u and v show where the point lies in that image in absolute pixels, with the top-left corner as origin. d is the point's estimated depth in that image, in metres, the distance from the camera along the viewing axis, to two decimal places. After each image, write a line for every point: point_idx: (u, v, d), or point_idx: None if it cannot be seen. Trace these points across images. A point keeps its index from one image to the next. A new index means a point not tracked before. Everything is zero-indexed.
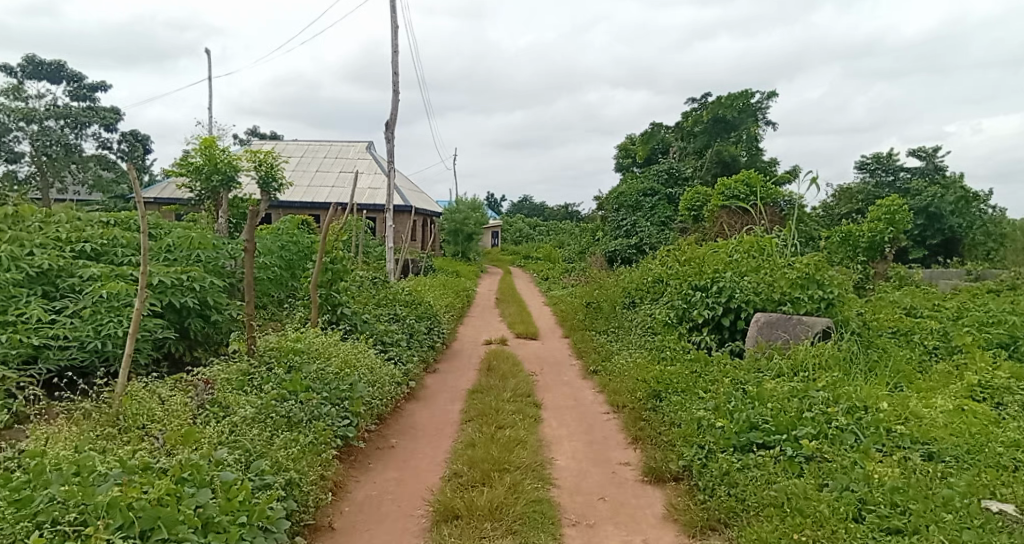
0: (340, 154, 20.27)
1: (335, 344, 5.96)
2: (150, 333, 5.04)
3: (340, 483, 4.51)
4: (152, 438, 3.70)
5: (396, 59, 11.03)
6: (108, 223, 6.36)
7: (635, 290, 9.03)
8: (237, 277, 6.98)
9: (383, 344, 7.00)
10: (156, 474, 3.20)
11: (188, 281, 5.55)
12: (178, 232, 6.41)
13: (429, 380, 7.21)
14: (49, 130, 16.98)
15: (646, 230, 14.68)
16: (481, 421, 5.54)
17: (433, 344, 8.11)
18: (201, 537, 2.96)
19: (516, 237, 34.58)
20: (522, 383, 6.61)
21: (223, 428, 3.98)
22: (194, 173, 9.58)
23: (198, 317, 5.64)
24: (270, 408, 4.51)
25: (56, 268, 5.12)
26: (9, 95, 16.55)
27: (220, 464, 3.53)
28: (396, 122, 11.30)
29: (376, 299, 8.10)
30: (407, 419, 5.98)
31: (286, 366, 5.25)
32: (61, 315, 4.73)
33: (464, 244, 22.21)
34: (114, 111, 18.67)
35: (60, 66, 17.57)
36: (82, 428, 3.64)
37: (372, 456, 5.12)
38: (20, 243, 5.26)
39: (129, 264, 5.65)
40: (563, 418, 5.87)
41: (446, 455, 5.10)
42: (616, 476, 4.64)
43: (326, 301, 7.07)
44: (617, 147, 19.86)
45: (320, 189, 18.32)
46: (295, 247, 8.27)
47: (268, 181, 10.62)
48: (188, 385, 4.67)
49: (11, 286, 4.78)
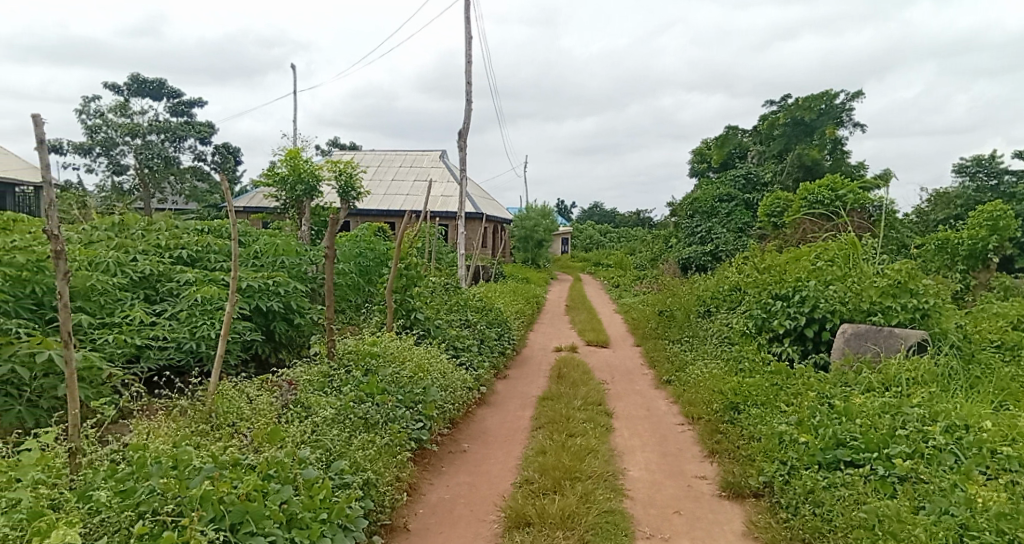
0: (414, 163, 20.78)
1: (409, 348, 6.11)
2: (240, 336, 5.32)
3: (414, 485, 4.61)
4: (241, 436, 3.89)
5: (470, 69, 11.22)
6: (202, 230, 6.75)
7: (710, 298, 8.80)
8: (318, 282, 7.29)
9: (455, 349, 7.12)
10: (245, 470, 3.37)
11: (274, 286, 5.86)
12: (264, 240, 6.75)
13: (499, 385, 7.26)
14: (151, 144, 18.19)
15: (722, 236, 14.24)
16: (552, 428, 5.53)
17: (504, 350, 8.17)
18: (286, 533, 3.14)
19: (586, 244, 34.39)
20: (593, 392, 6.55)
21: (306, 428, 4.15)
22: (280, 183, 10.03)
23: (283, 320, 5.92)
24: (349, 409, 4.67)
25: (156, 273, 5.51)
26: (117, 112, 17.88)
27: (303, 462, 3.69)
28: (469, 131, 11.48)
29: (448, 304, 8.26)
30: (478, 424, 6.04)
31: (364, 369, 5.43)
32: (161, 318, 5.08)
33: (534, 251, 22.27)
34: (210, 125, 19.74)
35: (161, 84, 18.85)
36: (180, 424, 3.86)
37: (445, 460, 5.20)
38: (125, 250, 5.68)
39: (221, 269, 6.01)
40: (636, 428, 5.77)
41: (516, 461, 5.11)
42: (693, 490, 4.52)
43: (401, 306, 7.28)
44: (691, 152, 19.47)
45: (395, 197, 18.87)
46: (372, 254, 8.56)
47: (348, 190, 10.99)
48: (274, 385, 4.92)
49: (118, 290, 5.15)
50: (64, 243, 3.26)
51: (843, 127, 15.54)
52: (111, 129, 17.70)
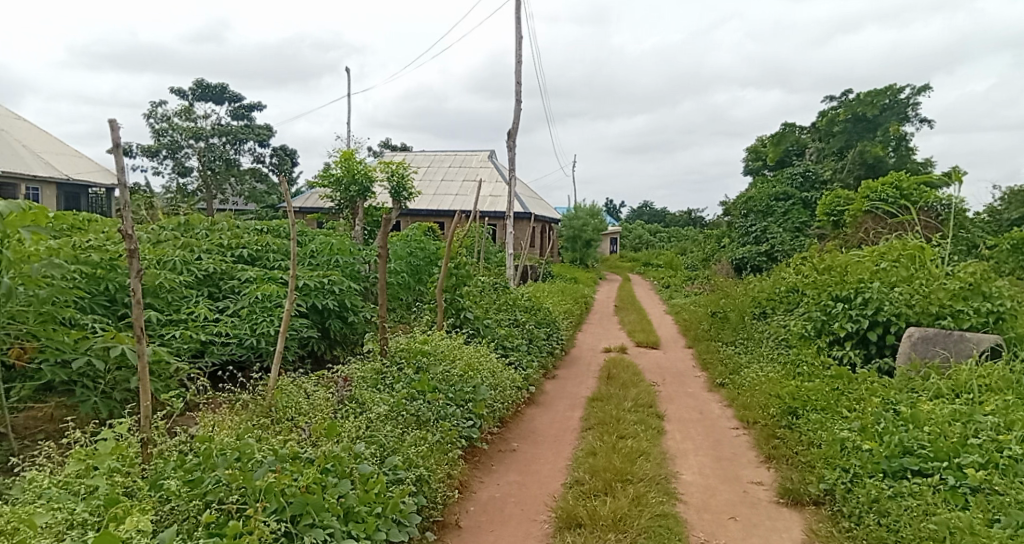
0: (463, 163, 20.95)
1: (460, 347, 6.17)
2: (297, 333, 5.48)
3: (465, 483, 4.64)
4: (299, 430, 3.99)
5: (520, 69, 11.24)
6: (261, 230, 6.97)
7: (766, 299, 8.58)
8: (371, 281, 7.45)
9: (504, 349, 7.15)
10: (304, 464, 3.47)
11: (329, 284, 6.01)
12: (319, 240, 6.93)
13: (548, 385, 7.25)
14: (213, 147, 18.88)
15: (778, 236, 13.84)
16: (602, 430, 5.49)
17: (552, 350, 8.14)
18: (343, 526, 3.22)
19: (635, 244, 34.02)
20: (644, 393, 6.47)
21: (361, 423, 4.23)
22: (334, 184, 10.27)
23: (338, 318, 6.06)
24: (401, 406, 4.74)
25: (219, 271, 5.72)
26: (182, 117, 18.64)
27: (358, 457, 3.77)
28: (518, 131, 11.51)
29: (497, 304, 8.31)
30: (527, 424, 6.04)
31: (415, 366, 5.50)
32: (224, 314, 5.27)
33: (582, 250, 22.16)
34: (268, 128, 20.36)
35: (223, 88, 19.55)
36: (242, 418, 4.00)
37: (495, 459, 5.22)
38: (191, 248, 5.93)
39: (279, 268, 6.19)
40: (689, 431, 5.67)
41: (566, 462, 5.10)
42: (748, 496, 4.41)
43: (451, 305, 7.34)
44: (746, 150, 19.11)
45: (445, 197, 19.07)
46: (422, 253, 8.68)
47: (399, 191, 11.17)
48: (330, 381, 5.04)
49: (184, 287, 5.37)
50: (137, 242, 3.41)
51: (909, 123, 14.96)
52: (176, 133, 18.46)
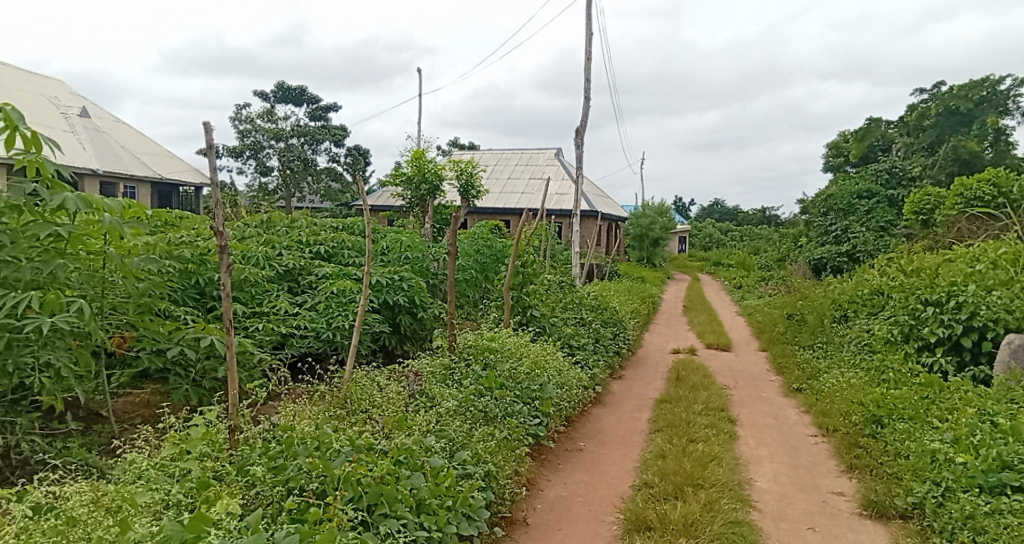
0: (529, 161, 21.00)
1: (526, 344, 6.20)
2: (370, 328, 5.65)
3: (532, 480, 4.65)
4: (373, 421, 4.10)
5: (590, 66, 11.16)
6: (337, 228, 7.22)
7: (848, 302, 8.20)
8: (439, 278, 7.59)
9: (571, 348, 7.13)
10: (378, 455, 3.56)
11: (400, 281, 6.15)
12: (391, 238, 7.10)
13: (615, 386, 7.17)
14: (292, 147, 19.66)
15: (861, 235, 13.12)
16: (671, 432, 5.39)
17: (619, 350, 8.03)
18: (416, 517, 3.29)
19: (706, 243, 33.20)
20: (715, 397, 6.30)
21: (431, 418, 4.31)
22: (405, 182, 10.50)
23: (408, 314, 6.19)
24: (470, 402, 4.80)
25: (298, 267, 5.96)
26: (264, 118, 19.51)
27: (429, 450, 3.85)
28: (586, 128, 11.44)
29: (563, 302, 8.30)
30: (594, 424, 5.99)
31: (483, 363, 5.55)
32: (302, 308, 5.49)
33: (650, 249, 21.83)
34: (343, 128, 21.00)
35: (302, 90, 20.30)
36: (320, 408, 4.15)
37: (561, 457, 5.20)
38: (272, 245, 6.20)
39: (354, 264, 6.39)
40: (763, 437, 5.48)
41: (634, 463, 5.03)
42: (828, 506, 4.23)
43: (517, 303, 7.37)
44: (829, 146, 18.63)
45: (511, 195, 19.17)
46: (489, 251, 8.76)
47: (468, 189, 11.31)
48: (401, 375, 5.15)
49: (267, 282, 5.62)
50: (227, 239, 3.60)
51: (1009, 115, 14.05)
52: (259, 134, 19.35)
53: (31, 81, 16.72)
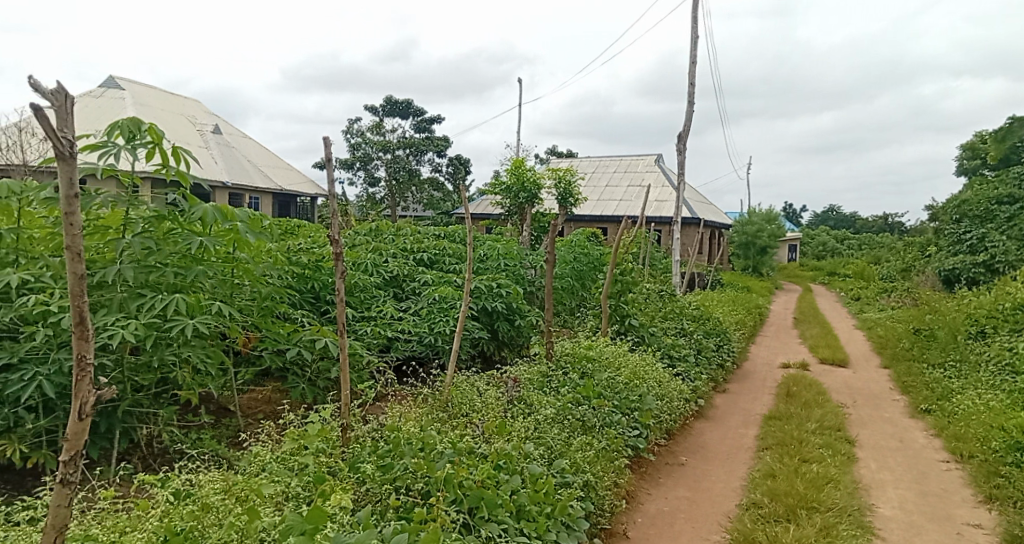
0: (629, 168, 20.73)
1: (625, 354, 6.10)
2: (470, 333, 5.76)
3: (632, 493, 4.54)
4: (473, 425, 4.16)
5: (695, 69, 10.88)
6: (439, 236, 7.44)
7: (986, 319, 7.49)
8: (536, 284, 7.65)
9: (671, 358, 6.93)
10: (479, 458, 3.63)
11: (499, 288, 6.23)
12: (489, 245, 7.24)
13: (718, 399, 6.88)
14: (398, 158, 20.51)
15: (1000, 244, 11.91)
16: (782, 451, 5.11)
17: (723, 363, 7.70)
18: (515, 522, 3.31)
19: (819, 252, 31.34)
20: (831, 415, 5.90)
21: (529, 424, 4.32)
22: (505, 191, 10.67)
23: (506, 321, 6.26)
24: (567, 410, 4.77)
25: (403, 273, 6.19)
26: (373, 131, 20.51)
27: (528, 457, 3.87)
28: (689, 133, 11.15)
29: (662, 312, 8.10)
30: (697, 438, 5.78)
31: (580, 372, 5.51)
32: (407, 313, 5.69)
33: (756, 258, 20.87)
34: (446, 139, 21.62)
35: (408, 104, 21.14)
36: (424, 410, 4.27)
37: (662, 471, 5.05)
38: (380, 252, 6.50)
39: (455, 271, 6.56)
40: (886, 460, 5.08)
41: (741, 481, 4.80)
42: (964, 540, 3.85)
43: (615, 312, 7.26)
44: (964, 147, 17.27)
45: (609, 202, 19.00)
46: (587, 259, 8.72)
47: (566, 197, 11.31)
48: (500, 381, 5.21)
49: (375, 288, 5.87)
50: (343, 247, 3.79)
51: None
52: (368, 146, 20.36)
53: (173, 101, 18.54)
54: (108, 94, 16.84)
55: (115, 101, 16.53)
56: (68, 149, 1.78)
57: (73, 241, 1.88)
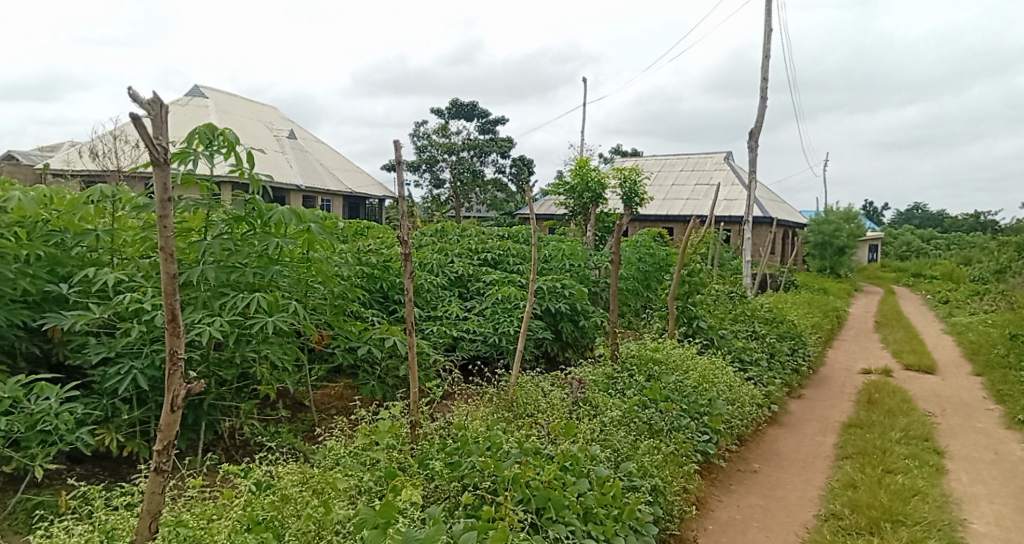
0: (696, 166, 20.25)
1: (693, 357, 5.95)
2: (534, 334, 5.76)
3: (703, 500, 4.41)
4: (539, 426, 4.15)
5: (768, 63, 10.52)
6: (504, 236, 7.49)
7: None
8: (601, 285, 7.57)
9: (742, 362, 6.71)
10: (545, 459, 3.62)
11: (563, 289, 6.21)
12: (553, 246, 7.23)
13: (793, 405, 6.62)
14: (463, 160, 20.76)
15: None
16: (863, 461, 4.87)
17: (798, 368, 7.39)
18: (583, 525, 3.28)
19: (902, 252, 29.70)
20: (916, 424, 5.58)
21: (596, 426, 4.28)
22: (569, 191, 10.63)
23: (570, 321, 6.23)
24: (633, 413, 4.69)
25: (468, 274, 6.26)
26: (439, 134, 20.85)
27: (595, 459, 3.83)
28: (761, 130, 10.79)
29: (732, 314, 7.87)
30: (770, 445, 5.58)
31: (647, 374, 5.42)
32: (471, 313, 5.75)
33: (833, 258, 19.98)
34: (510, 140, 21.71)
35: (474, 106, 21.37)
36: (490, 410, 4.29)
37: (733, 477, 4.89)
38: (446, 252, 6.60)
39: (519, 271, 6.59)
40: (979, 474, 4.76)
41: (818, 491, 4.60)
42: None
43: (683, 314, 7.11)
44: None
45: (676, 202, 18.62)
46: (652, 259, 8.59)
47: (631, 197, 11.16)
48: (564, 382, 5.18)
49: (440, 288, 5.97)
50: (411, 248, 3.85)
51: None
52: (434, 149, 20.72)
53: (251, 108, 19.41)
54: (193, 102, 17.82)
55: (199, 109, 17.46)
56: (162, 155, 1.89)
57: (166, 242, 2.00)
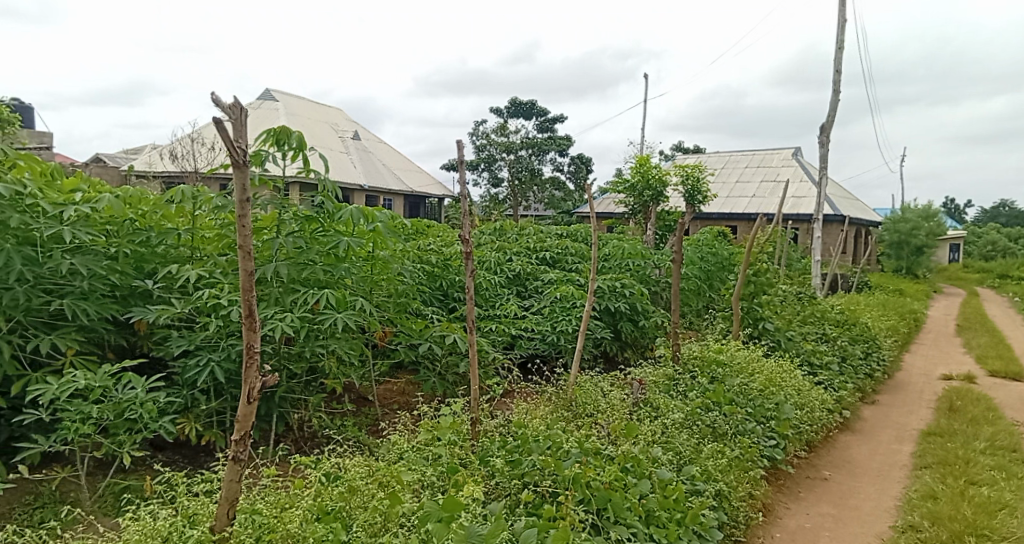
0: (762, 163, 19.62)
1: (759, 359, 5.77)
2: (593, 333, 5.72)
3: (769, 506, 4.27)
4: (599, 426, 4.12)
5: (841, 55, 10.08)
6: (562, 235, 7.46)
7: None
8: (661, 285, 7.44)
9: (811, 366, 6.46)
10: (606, 460, 3.58)
11: (622, 288, 6.13)
12: (613, 245, 7.15)
13: (866, 411, 6.32)
14: (522, 159, 20.80)
15: None
16: (943, 472, 4.61)
17: (872, 372, 7.05)
18: (645, 527, 3.23)
19: (987, 252, 27.91)
20: (1003, 434, 5.24)
21: (657, 428, 4.21)
22: (629, 190, 10.49)
23: (630, 321, 6.15)
24: (696, 415, 4.59)
25: (526, 272, 6.27)
26: (498, 133, 20.95)
27: (656, 461, 3.77)
28: (833, 124, 10.35)
29: (801, 316, 7.59)
30: (841, 452, 5.35)
31: (710, 376, 5.28)
32: (529, 311, 5.75)
33: (910, 259, 19.01)
34: (569, 138, 21.60)
35: (533, 105, 21.36)
36: (549, 409, 4.28)
37: (802, 484, 4.72)
38: (505, 251, 6.63)
39: (577, 270, 6.55)
40: None
41: (895, 502, 4.38)
42: None
43: (748, 315, 6.90)
44: None
45: (740, 199, 18.12)
46: (715, 258, 8.38)
47: (694, 195, 10.91)
48: (624, 382, 5.12)
49: (499, 286, 6.00)
50: (472, 245, 3.89)
51: None
52: (493, 148, 20.83)
53: (317, 110, 20.02)
54: (264, 105, 18.52)
55: (269, 112, 18.14)
56: (242, 157, 1.97)
57: (244, 241, 2.09)
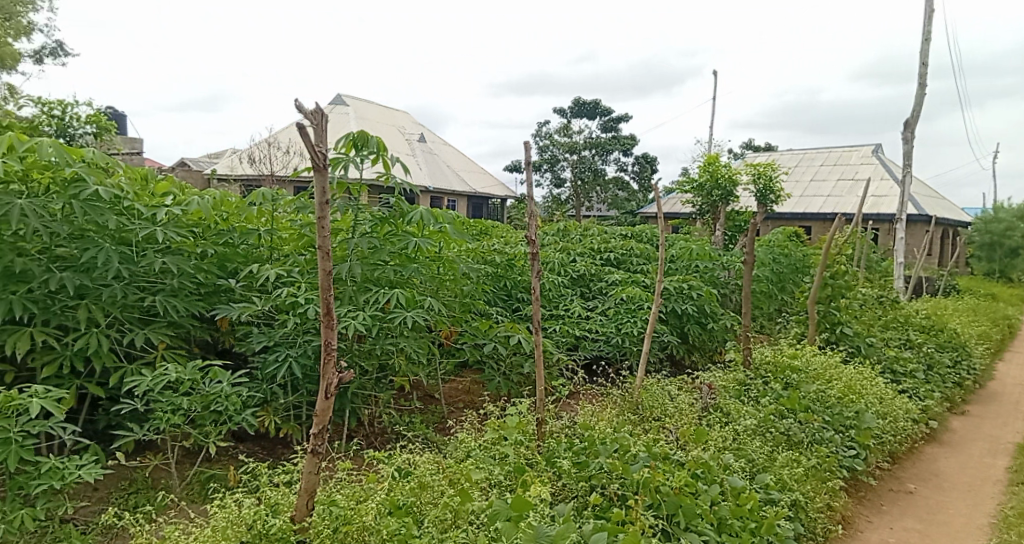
0: (838, 161, 18.77)
1: (836, 365, 5.52)
2: (659, 335, 5.61)
3: (849, 519, 4.06)
4: (667, 431, 4.03)
5: (928, 46, 9.53)
6: (627, 236, 7.36)
7: None
8: (730, 287, 7.23)
9: (894, 374, 6.13)
10: (675, 465, 3.50)
11: (688, 290, 5.98)
12: (680, 246, 7.00)
13: (955, 422, 5.94)
14: (585, 159, 20.68)
15: None
16: None
17: (961, 382, 6.62)
18: (716, 535, 3.13)
19: None
20: None
21: (728, 434, 4.09)
22: (697, 190, 10.25)
23: (698, 324, 6.00)
24: (769, 422, 4.43)
25: (591, 273, 6.21)
26: (561, 134, 20.92)
27: (728, 468, 3.66)
28: (917, 119, 9.80)
29: (882, 321, 7.20)
30: (928, 465, 5.04)
31: (783, 382, 5.08)
32: (594, 312, 5.70)
33: (1003, 261, 17.77)
34: (633, 138, 21.31)
35: (597, 104, 21.18)
36: (615, 411, 4.23)
37: (885, 497, 4.47)
38: (569, 252, 6.59)
39: (643, 271, 6.45)
40: None
41: (989, 520, 4.09)
42: None
43: (824, 319, 6.59)
44: None
45: (814, 199, 17.41)
46: (787, 260, 8.07)
47: (766, 194, 10.53)
48: (692, 386, 5.00)
49: (563, 287, 5.96)
50: (538, 246, 3.91)
51: None
52: (556, 148, 20.80)
53: (386, 114, 20.51)
54: (335, 110, 19.11)
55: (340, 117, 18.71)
56: (322, 160, 2.03)
57: (323, 241, 2.14)
